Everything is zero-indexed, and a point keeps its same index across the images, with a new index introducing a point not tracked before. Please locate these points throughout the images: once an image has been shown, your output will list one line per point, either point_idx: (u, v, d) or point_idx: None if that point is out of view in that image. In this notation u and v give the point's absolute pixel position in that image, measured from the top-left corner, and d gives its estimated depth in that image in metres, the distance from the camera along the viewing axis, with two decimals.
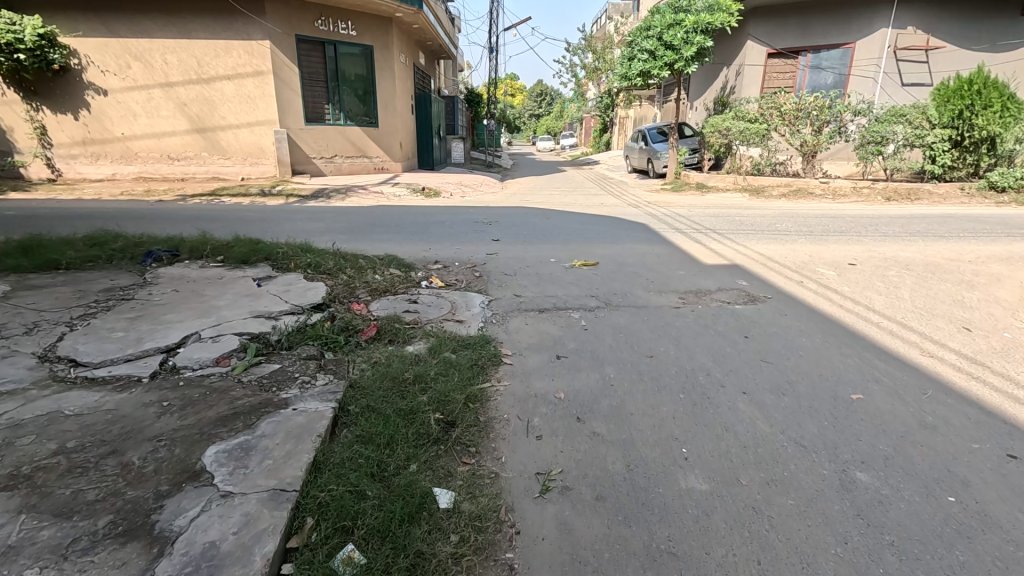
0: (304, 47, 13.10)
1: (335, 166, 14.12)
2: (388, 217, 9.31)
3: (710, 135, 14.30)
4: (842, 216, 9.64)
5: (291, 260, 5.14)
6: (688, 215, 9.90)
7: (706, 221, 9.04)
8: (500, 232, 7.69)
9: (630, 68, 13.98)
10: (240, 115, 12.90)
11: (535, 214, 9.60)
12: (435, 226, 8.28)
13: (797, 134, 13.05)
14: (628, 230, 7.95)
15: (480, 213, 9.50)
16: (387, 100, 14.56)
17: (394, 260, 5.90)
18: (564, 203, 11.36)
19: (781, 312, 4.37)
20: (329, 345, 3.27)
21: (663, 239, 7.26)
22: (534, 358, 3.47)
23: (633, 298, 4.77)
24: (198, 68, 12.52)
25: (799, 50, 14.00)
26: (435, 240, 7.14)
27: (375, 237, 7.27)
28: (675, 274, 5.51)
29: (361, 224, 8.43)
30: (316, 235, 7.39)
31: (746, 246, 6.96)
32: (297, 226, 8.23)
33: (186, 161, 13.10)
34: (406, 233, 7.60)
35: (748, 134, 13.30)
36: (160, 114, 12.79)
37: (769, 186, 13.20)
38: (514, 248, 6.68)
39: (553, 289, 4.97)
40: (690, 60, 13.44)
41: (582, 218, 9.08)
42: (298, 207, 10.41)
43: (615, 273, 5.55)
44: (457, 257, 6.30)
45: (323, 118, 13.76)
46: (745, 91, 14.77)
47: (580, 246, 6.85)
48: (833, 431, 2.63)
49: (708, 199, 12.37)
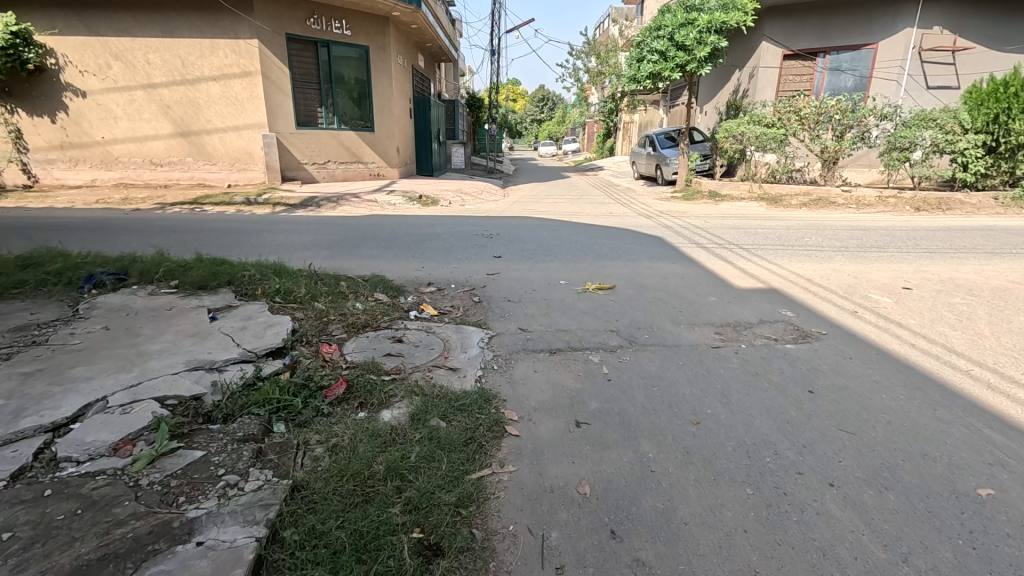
0: (296, 48, 12.42)
1: (329, 172, 13.39)
2: (380, 229, 8.57)
3: (723, 140, 13.54)
4: (873, 228, 8.88)
5: (257, 286, 4.40)
6: (705, 227, 9.15)
7: (726, 234, 8.29)
8: (502, 247, 6.95)
9: (639, 70, 13.27)
10: (227, 118, 12.19)
11: (540, 226, 8.86)
12: (429, 240, 7.52)
13: (817, 140, 12.37)
14: (643, 245, 7.20)
15: (480, 225, 8.76)
16: (383, 103, 13.86)
17: (381, 283, 5.14)
18: (570, 213, 10.62)
19: (843, 354, 3.60)
20: (281, 413, 2.52)
21: (684, 256, 6.50)
22: (547, 426, 2.70)
23: (661, 333, 4.00)
24: (183, 68, 11.83)
25: (816, 52, 13.33)
26: (429, 257, 6.40)
27: (363, 253, 6.53)
28: (706, 301, 4.75)
29: (349, 237, 7.68)
30: (297, 251, 6.64)
31: (778, 264, 6.19)
32: (280, 240, 7.49)
33: (170, 166, 12.40)
34: (397, 249, 6.86)
35: (764, 140, 12.52)
36: (142, 117, 12.09)
37: (786, 195, 12.45)
38: (517, 267, 5.93)
39: (564, 321, 4.22)
40: (703, 61, 12.72)
41: (591, 231, 8.34)
42: (284, 217, 9.69)
43: (636, 301, 4.78)
44: (453, 279, 5.54)
45: (315, 121, 13.05)
46: (759, 95, 14.09)
47: (592, 265, 6.08)
48: (977, 558, 1.86)
49: (723, 209, 11.64)
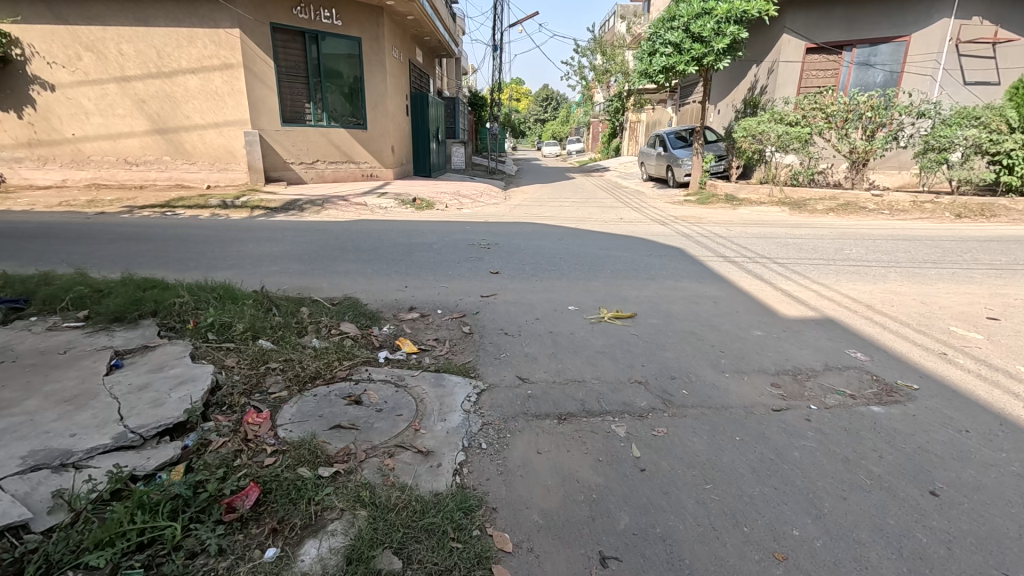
0: (281, 38, 11.51)
1: (317, 172, 12.51)
2: (365, 237, 7.68)
3: (741, 140, 12.58)
4: (917, 237, 7.93)
5: (190, 318, 3.52)
6: (728, 235, 8.22)
7: (755, 245, 7.34)
8: (499, 261, 6.04)
9: (651, 64, 12.33)
10: (206, 114, 11.31)
11: (544, 234, 7.95)
12: (418, 251, 6.61)
13: (845, 139, 11.35)
14: (663, 257, 6.27)
15: (477, 233, 7.84)
16: (377, 99, 12.95)
17: (351, 310, 4.25)
18: (577, 219, 9.69)
19: (959, 427, 2.64)
20: (141, 556, 1.63)
21: (714, 272, 5.57)
22: (556, 564, 1.79)
23: (705, 388, 3.07)
24: (158, 60, 10.96)
25: (842, 45, 12.42)
26: (415, 273, 5.50)
27: (339, 269, 5.60)
28: (753, 337, 3.81)
29: (328, 247, 6.77)
30: (262, 265, 5.72)
31: (827, 285, 5.25)
32: (248, 249, 6.59)
33: (146, 165, 11.53)
34: (379, 263, 5.94)
35: (787, 140, 11.59)
36: (115, 112, 11.22)
37: (811, 200, 11.51)
38: (515, 288, 5.02)
39: (576, 369, 3.30)
40: (721, 54, 11.77)
41: (602, 240, 7.45)
42: (262, 222, 8.80)
43: (665, 336, 3.84)
44: (439, 303, 4.62)
45: (303, 118, 12.15)
46: (779, 91, 13.10)
47: (605, 285, 5.16)
48: None
49: (743, 215, 10.72)
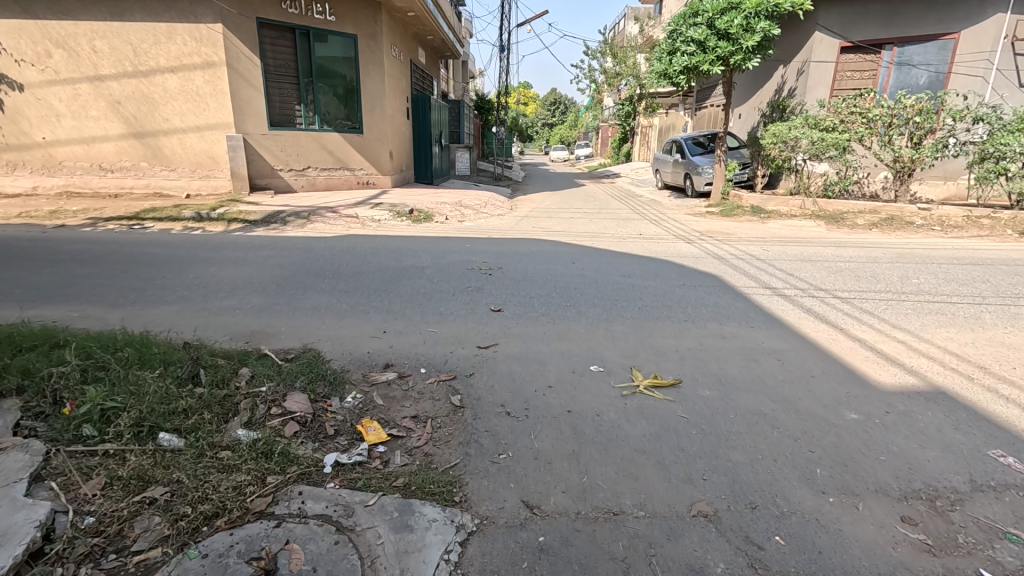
0: (269, 35, 10.61)
1: (308, 180, 11.57)
2: (350, 256, 6.69)
3: (769, 147, 11.49)
4: (988, 260, 6.85)
5: (67, 399, 2.53)
6: (766, 256, 7.18)
7: (802, 270, 6.30)
8: (502, 293, 5.05)
9: (671, 64, 11.33)
10: (186, 117, 10.41)
11: (555, 254, 6.94)
12: (408, 277, 5.63)
13: (888, 147, 10.25)
14: (698, 290, 5.25)
15: (478, 253, 6.87)
16: (374, 102, 12.01)
17: (306, 376, 3.27)
18: (591, 235, 8.69)
19: None
20: None
21: (768, 314, 4.53)
22: None
23: (808, 532, 2.02)
24: (134, 57, 10.08)
25: (881, 43, 11.37)
26: (399, 311, 4.51)
27: (307, 305, 4.63)
28: (849, 426, 2.76)
29: (304, 271, 5.81)
30: (218, 299, 4.76)
31: (912, 331, 4.20)
32: (209, 274, 5.61)
33: (122, 172, 10.63)
34: (359, 294, 4.97)
35: (822, 147, 10.54)
36: (89, 114, 10.34)
37: (849, 213, 10.46)
38: (520, 334, 4.01)
39: (608, 488, 2.25)
40: (749, 52, 10.71)
41: (623, 263, 6.45)
42: (238, 237, 7.84)
43: (726, 420, 2.80)
44: (423, 358, 3.62)
45: (292, 121, 11.23)
46: (810, 93, 12.05)
47: (634, 331, 4.14)
48: None
49: (774, 229, 9.67)
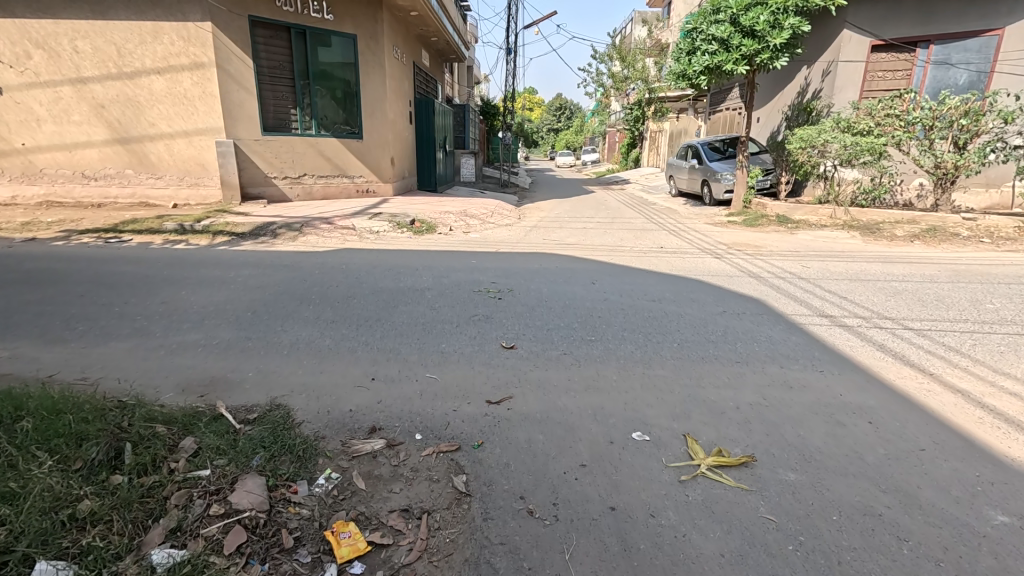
0: (263, 34, 9.99)
1: (304, 188, 10.90)
2: (342, 275, 5.98)
3: (796, 152, 10.69)
4: None
5: None
6: (807, 274, 6.43)
7: (854, 292, 5.55)
8: (514, 324, 4.32)
9: (690, 64, 10.62)
10: (174, 121, 9.77)
11: (571, 272, 6.22)
12: (406, 302, 4.92)
13: (929, 152, 9.46)
14: (743, 319, 4.50)
15: (486, 271, 6.15)
16: (374, 106, 11.35)
17: (269, 449, 2.53)
18: (608, 248, 7.96)
19: None
20: None
21: (834, 353, 3.77)
22: None
23: None
24: (119, 58, 9.47)
25: (916, 41, 10.65)
26: (393, 349, 3.78)
27: (284, 341, 3.91)
28: (1008, 539, 1.99)
29: (287, 295, 5.09)
30: (179, 333, 4.04)
31: (1019, 376, 3.43)
32: (179, 299, 4.90)
33: (107, 180, 9.98)
34: (347, 326, 4.24)
35: (856, 152, 9.73)
36: (71, 119, 9.71)
37: (885, 223, 9.72)
38: (539, 384, 3.27)
39: None
40: (777, 50, 9.98)
41: (649, 283, 5.71)
42: (223, 251, 7.16)
43: (831, 528, 2.04)
44: (419, 420, 2.88)
45: (287, 126, 10.57)
46: (838, 95, 11.29)
47: (677, 378, 3.39)
48: None
49: (807, 241, 8.92)
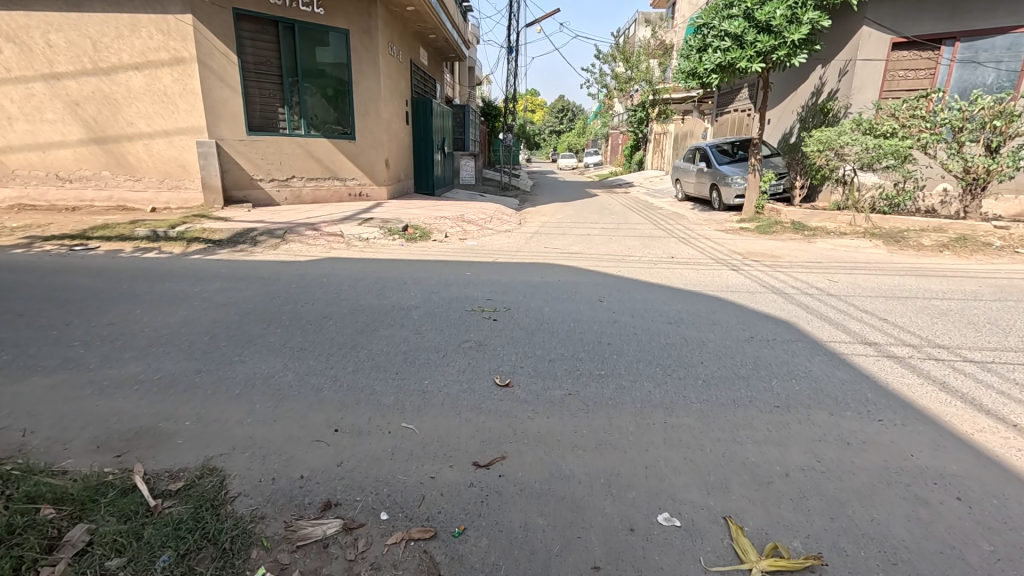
0: (248, 29, 9.43)
1: (293, 192, 10.33)
2: (320, 290, 5.38)
3: (814, 155, 10.08)
4: None
5: None
6: (836, 290, 5.81)
7: (894, 312, 4.94)
8: (510, 354, 3.71)
9: (701, 62, 10.02)
10: (153, 120, 9.21)
11: (575, 287, 5.61)
12: (388, 323, 4.33)
13: (957, 155, 8.86)
14: (775, 348, 3.89)
15: (480, 286, 5.54)
16: (368, 105, 10.77)
17: (184, 541, 1.92)
18: (615, 259, 7.36)
19: None
20: None
21: (891, 396, 3.16)
22: None
23: None
24: (94, 53, 8.90)
25: (941, 38, 10.05)
26: (365, 389, 3.18)
27: (238, 376, 3.31)
28: None
29: (254, 315, 4.49)
30: (117, 366, 3.43)
31: None
32: (129, 320, 4.29)
33: (82, 182, 9.40)
34: (316, 355, 3.65)
35: (878, 155, 9.11)
36: (44, 117, 9.12)
37: (909, 231, 9.12)
38: (539, 439, 2.67)
39: None
40: (794, 47, 9.37)
41: (663, 301, 5.11)
42: (196, 261, 6.56)
43: None
44: (387, 492, 2.28)
45: (275, 126, 10.01)
46: (857, 95, 10.69)
47: (706, 427, 2.79)
48: None
49: (827, 251, 8.32)
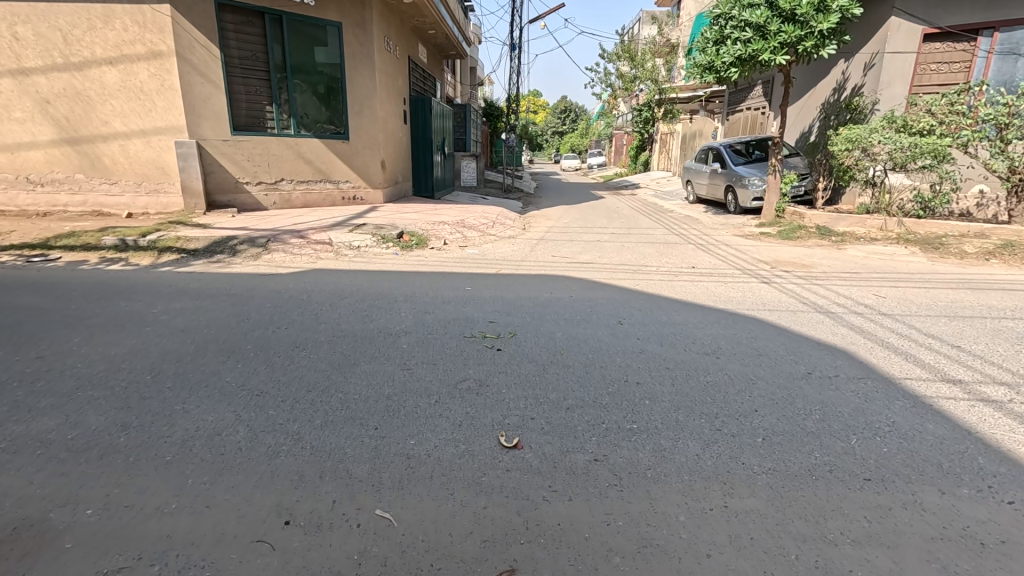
0: (232, 21, 8.77)
1: (282, 195, 9.66)
2: (297, 310, 4.67)
3: (840, 154, 9.35)
4: None
5: None
6: (888, 308, 5.08)
7: (967, 337, 4.21)
8: (518, 401, 3.00)
9: (719, 55, 9.30)
10: (129, 118, 8.56)
11: (589, 306, 4.88)
12: (371, 356, 3.63)
13: (1002, 155, 8.14)
14: (841, 391, 3.17)
15: (481, 305, 4.82)
16: (362, 103, 10.08)
17: None
18: (631, 270, 6.65)
19: None
20: None
21: (1012, 464, 2.45)
22: None
23: None
24: (65, 47, 8.26)
25: (978, 29, 9.31)
26: (333, 454, 2.48)
27: (174, 435, 2.60)
28: None
29: (213, 345, 3.79)
30: (26, 419, 2.73)
31: None
32: (62, 353, 3.59)
33: (54, 186, 8.74)
34: (277, 402, 2.96)
35: (915, 155, 8.39)
36: (11, 116, 8.45)
37: (949, 237, 8.38)
38: (560, 540, 1.97)
39: None
40: (822, 37, 8.67)
41: (693, 324, 4.38)
42: (164, 274, 5.87)
43: None
44: None
45: (262, 125, 9.33)
46: (885, 91, 9.97)
47: (784, 518, 2.09)
48: None
49: (863, 259, 7.59)
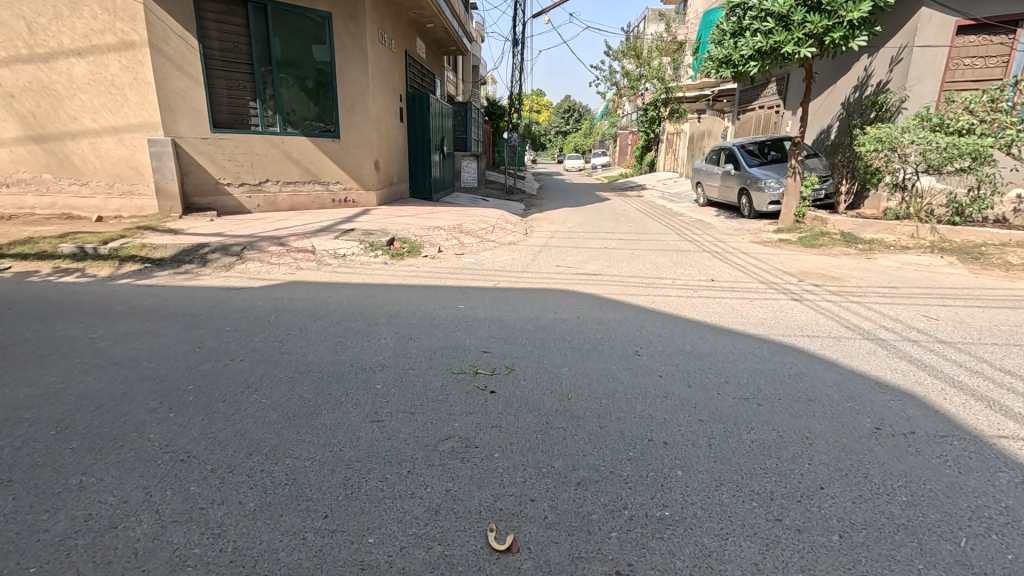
0: (211, 9, 8.13)
1: (267, 197, 9.01)
2: (259, 336, 4.00)
3: (867, 154, 8.57)
4: None
5: None
6: (945, 333, 4.39)
7: None
8: (514, 472, 2.33)
9: (737, 48, 8.61)
10: (99, 114, 7.93)
11: (599, 331, 4.20)
12: (335, 402, 2.96)
13: None
14: (924, 457, 2.49)
15: (475, 330, 4.14)
16: (354, 99, 9.42)
17: None
18: (644, 283, 5.99)
19: None
20: None
21: None
22: None
23: None
24: (30, 37, 7.63)
25: (1017, 21, 8.60)
26: (260, 565, 1.81)
27: (52, 530, 1.95)
28: None
29: (148, 385, 3.13)
30: None
31: None
32: None
33: (21, 187, 8.12)
34: (203, 474, 2.29)
35: (953, 156, 7.67)
36: None
37: (991, 246, 7.68)
38: None
39: None
40: (851, 27, 7.97)
41: (723, 355, 3.70)
42: (120, 288, 5.23)
43: None
44: None
45: (245, 122, 8.69)
46: (915, 87, 9.26)
47: None
48: None
49: (898, 271, 6.89)
